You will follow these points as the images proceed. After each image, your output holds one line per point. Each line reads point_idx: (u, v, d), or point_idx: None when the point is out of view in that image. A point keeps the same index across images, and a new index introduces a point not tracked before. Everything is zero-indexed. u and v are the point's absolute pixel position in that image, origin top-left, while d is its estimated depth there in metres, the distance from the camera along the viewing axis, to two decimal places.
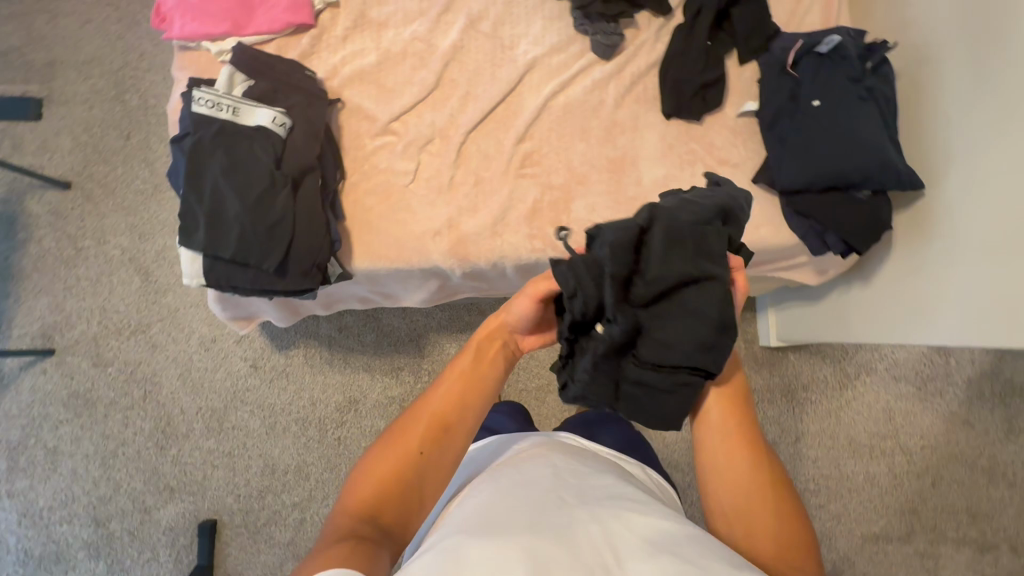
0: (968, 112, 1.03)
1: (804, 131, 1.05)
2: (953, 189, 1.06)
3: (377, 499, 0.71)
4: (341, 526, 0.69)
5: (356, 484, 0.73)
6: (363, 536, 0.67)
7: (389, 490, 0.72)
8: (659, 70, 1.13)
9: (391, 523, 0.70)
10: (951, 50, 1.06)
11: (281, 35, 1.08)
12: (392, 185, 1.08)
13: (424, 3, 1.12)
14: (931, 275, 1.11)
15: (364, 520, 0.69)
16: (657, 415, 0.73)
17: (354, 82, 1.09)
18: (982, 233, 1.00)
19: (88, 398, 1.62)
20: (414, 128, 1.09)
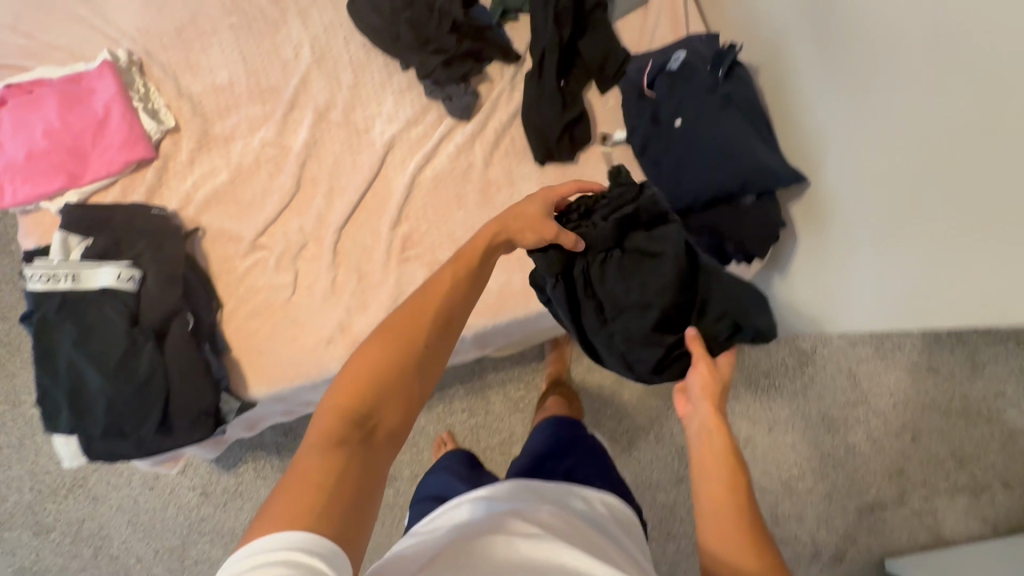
0: (832, 97, 0.99)
1: (674, 153, 1.02)
2: (840, 171, 0.98)
3: (359, 408, 0.59)
4: (323, 424, 0.58)
5: (335, 387, 0.61)
6: (356, 443, 0.57)
7: (372, 403, 0.60)
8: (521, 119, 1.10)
9: (388, 427, 0.61)
10: (799, 41, 1.04)
11: (123, 175, 1.02)
12: (273, 302, 1.03)
13: (267, 107, 1.08)
14: (837, 261, 1.03)
15: (351, 417, 0.59)
16: (568, 305, 0.83)
17: (211, 205, 1.04)
18: (880, 217, 0.92)
19: (36, 570, 1.52)
20: (282, 238, 1.04)
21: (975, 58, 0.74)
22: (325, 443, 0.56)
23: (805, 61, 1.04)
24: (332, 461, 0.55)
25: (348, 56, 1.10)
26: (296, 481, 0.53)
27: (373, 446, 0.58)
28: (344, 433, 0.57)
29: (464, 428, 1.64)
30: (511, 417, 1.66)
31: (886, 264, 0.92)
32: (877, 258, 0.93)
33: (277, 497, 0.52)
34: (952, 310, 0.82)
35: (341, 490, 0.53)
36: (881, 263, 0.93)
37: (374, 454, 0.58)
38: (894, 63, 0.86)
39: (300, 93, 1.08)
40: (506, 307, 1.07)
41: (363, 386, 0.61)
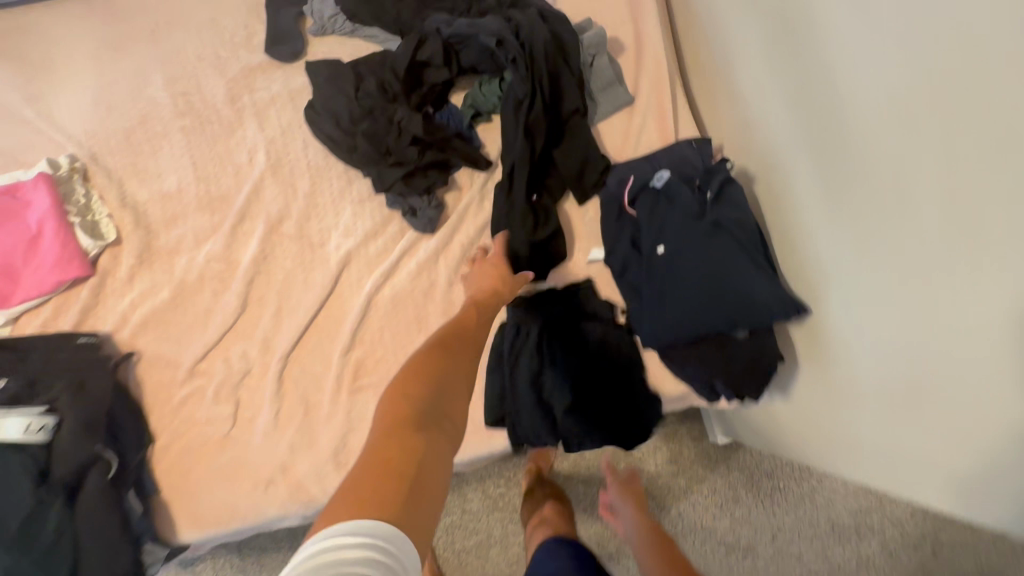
0: (826, 217, 0.81)
1: (656, 283, 0.92)
2: (834, 316, 0.84)
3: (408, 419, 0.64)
4: (387, 410, 0.67)
5: (391, 389, 0.70)
6: (417, 435, 0.62)
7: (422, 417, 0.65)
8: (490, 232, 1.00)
9: (448, 417, 0.69)
10: (792, 143, 0.86)
11: (55, 294, 0.94)
12: (211, 436, 0.94)
13: (216, 217, 1.00)
14: (842, 397, 0.90)
15: (407, 411, 0.66)
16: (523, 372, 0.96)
17: (149, 327, 0.96)
18: (883, 378, 0.79)
19: None
20: (224, 364, 0.95)
21: (995, 241, 0.57)
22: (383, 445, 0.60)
23: (798, 160, 0.86)
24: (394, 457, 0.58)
25: (305, 162, 1.02)
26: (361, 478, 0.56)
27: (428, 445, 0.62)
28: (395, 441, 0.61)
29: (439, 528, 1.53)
30: (490, 514, 1.50)
31: (896, 423, 0.82)
32: (885, 415, 0.83)
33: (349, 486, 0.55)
34: (988, 489, 0.72)
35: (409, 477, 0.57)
36: (889, 419, 0.82)
37: (431, 456, 0.61)
38: (895, 205, 0.67)
39: (252, 202, 1.01)
40: (467, 444, 0.97)
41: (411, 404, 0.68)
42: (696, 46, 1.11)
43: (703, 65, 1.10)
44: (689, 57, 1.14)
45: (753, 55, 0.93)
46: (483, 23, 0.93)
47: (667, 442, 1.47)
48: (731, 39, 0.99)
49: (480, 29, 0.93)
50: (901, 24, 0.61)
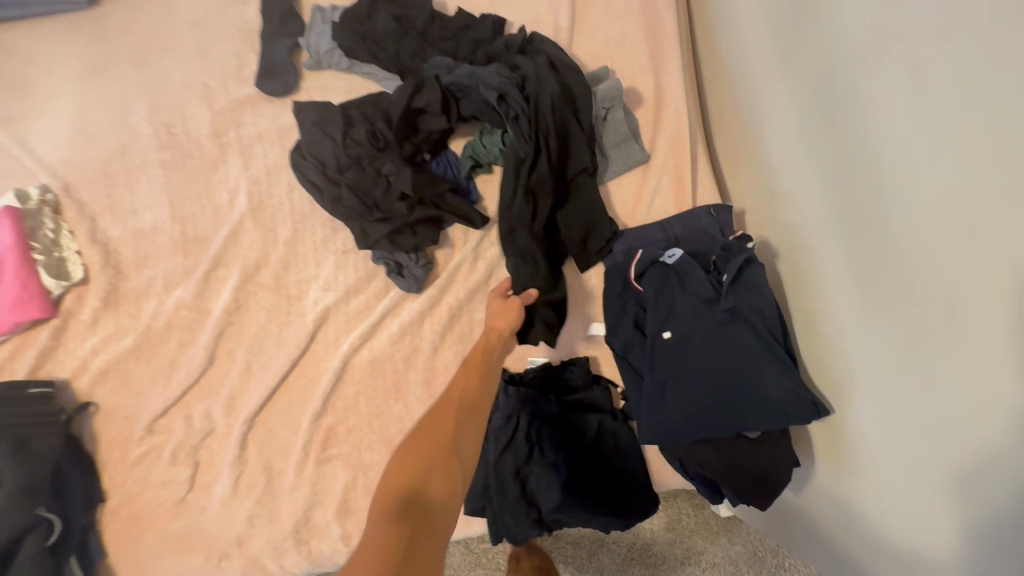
0: (854, 300, 0.75)
1: (659, 372, 0.83)
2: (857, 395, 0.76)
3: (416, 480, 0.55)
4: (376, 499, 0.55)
5: (387, 474, 0.57)
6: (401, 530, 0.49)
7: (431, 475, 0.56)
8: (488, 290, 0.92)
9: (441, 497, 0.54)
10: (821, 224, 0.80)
11: (14, 334, 0.88)
12: (164, 501, 0.87)
13: (190, 260, 0.94)
14: (856, 486, 0.80)
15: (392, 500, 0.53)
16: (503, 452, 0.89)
17: (107, 377, 0.89)
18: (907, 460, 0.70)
19: None
20: (184, 423, 0.88)
21: None
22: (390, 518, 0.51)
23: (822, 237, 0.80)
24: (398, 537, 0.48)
25: (288, 206, 0.95)
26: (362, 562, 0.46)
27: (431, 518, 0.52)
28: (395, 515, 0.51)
29: None
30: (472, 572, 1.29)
31: (914, 519, 0.70)
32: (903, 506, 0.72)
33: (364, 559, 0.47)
34: None
35: None
36: (907, 514, 0.71)
37: (432, 539, 0.50)
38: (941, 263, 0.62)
39: (229, 246, 0.94)
40: None
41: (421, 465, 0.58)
42: (720, 102, 1.02)
43: (727, 123, 1.01)
44: (711, 113, 1.06)
45: (777, 128, 0.87)
46: (484, 74, 0.84)
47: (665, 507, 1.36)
48: (759, 103, 0.91)
49: (480, 80, 0.84)
50: (970, 131, 0.58)
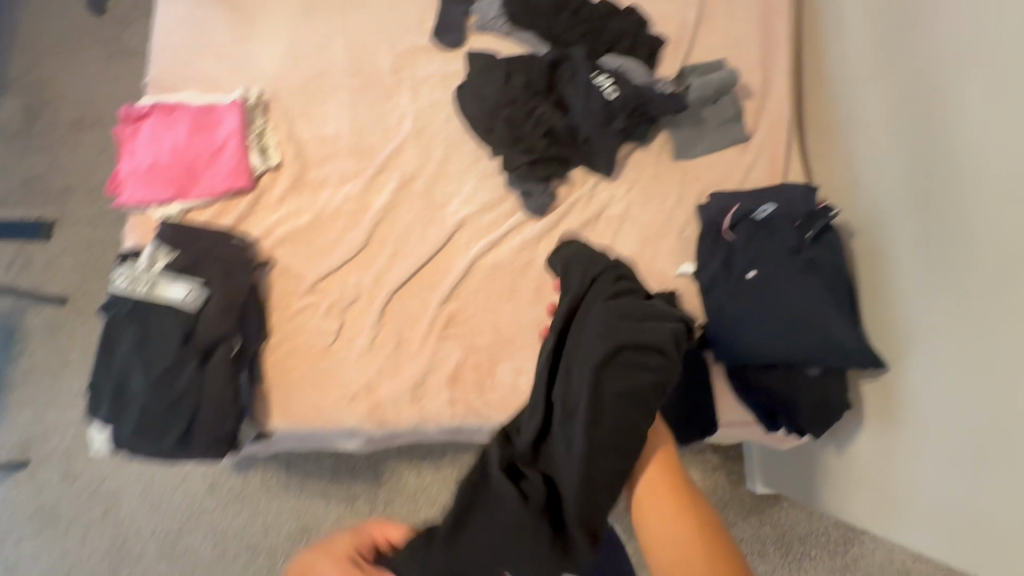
0: (922, 276, 0.90)
1: (739, 304, 0.98)
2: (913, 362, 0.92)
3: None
4: None
5: None
6: None
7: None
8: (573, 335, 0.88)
9: None
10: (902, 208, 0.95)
11: (222, 198, 1.13)
12: (313, 346, 1.07)
13: (360, 164, 1.16)
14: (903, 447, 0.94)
15: None
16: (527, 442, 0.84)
17: (286, 243, 1.12)
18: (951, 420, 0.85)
19: (52, 513, 1.64)
20: (339, 289, 1.09)
21: None
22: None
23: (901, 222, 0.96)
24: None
25: (443, 135, 1.17)
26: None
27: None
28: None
29: None
30: None
31: (952, 468, 0.84)
32: (944, 460, 0.85)
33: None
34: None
35: None
36: (945, 465, 0.85)
37: None
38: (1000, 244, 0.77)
39: (393, 159, 1.16)
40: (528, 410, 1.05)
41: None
42: (817, 103, 1.18)
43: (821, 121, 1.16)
44: (806, 114, 1.21)
45: (873, 128, 1.02)
46: (632, 67, 1.09)
47: (704, 479, 1.57)
48: (858, 104, 1.06)
49: (629, 70, 1.09)
50: None
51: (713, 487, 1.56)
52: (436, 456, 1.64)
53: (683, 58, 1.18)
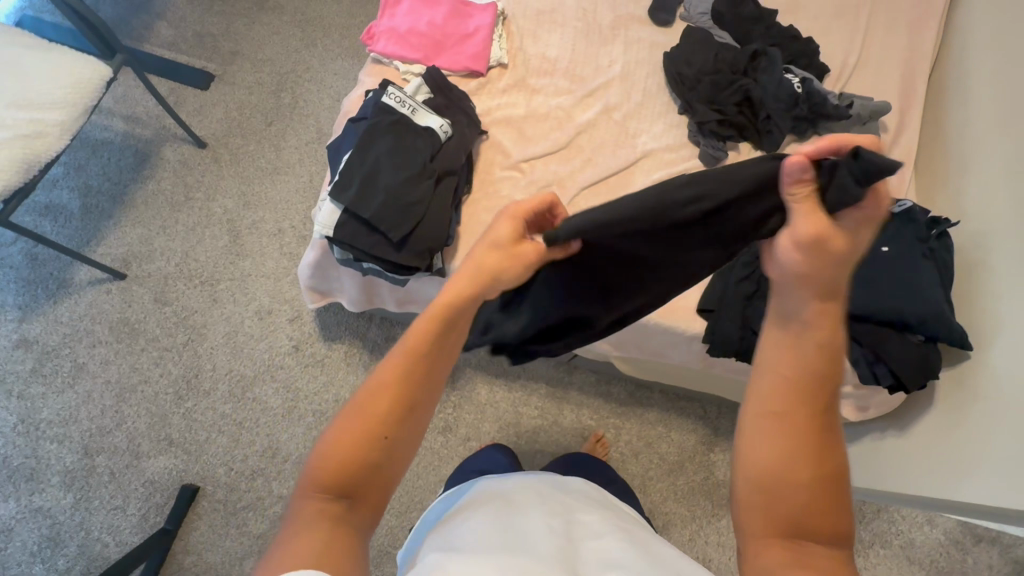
0: (1013, 280, 1.16)
1: (868, 269, 1.20)
2: (997, 350, 1.16)
3: (401, 368, 0.63)
4: (380, 386, 0.63)
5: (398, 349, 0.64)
6: (389, 424, 0.62)
7: (416, 385, 0.64)
8: (736, 283, 1.22)
9: (422, 381, 0.64)
10: (1003, 233, 1.21)
11: (457, 75, 1.32)
12: (508, 210, 1.22)
13: (572, 85, 1.38)
14: (969, 419, 1.17)
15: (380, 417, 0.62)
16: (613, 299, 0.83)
17: (501, 124, 1.30)
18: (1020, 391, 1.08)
19: (134, 328, 1.66)
20: (538, 172, 1.27)
21: None
22: (312, 518, 0.59)
23: (1001, 242, 1.21)
24: (351, 474, 0.60)
25: (643, 85, 1.39)
26: (303, 548, 0.56)
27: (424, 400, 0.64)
28: (331, 501, 0.60)
29: (528, 423, 1.71)
30: (573, 434, 1.72)
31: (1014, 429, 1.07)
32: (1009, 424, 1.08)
33: (276, 550, 0.57)
34: None
35: (369, 455, 0.62)
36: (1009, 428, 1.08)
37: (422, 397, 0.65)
38: None
39: (600, 89, 1.38)
40: (674, 309, 1.24)
41: (395, 383, 0.63)
42: (932, 154, 1.46)
43: (935, 166, 1.44)
44: (921, 160, 1.49)
45: (986, 173, 1.30)
46: (816, 84, 1.33)
47: None
48: (977, 154, 1.33)
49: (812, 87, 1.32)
50: None
51: None
52: (510, 377, 1.75)
53: (841, 87, 1.46)
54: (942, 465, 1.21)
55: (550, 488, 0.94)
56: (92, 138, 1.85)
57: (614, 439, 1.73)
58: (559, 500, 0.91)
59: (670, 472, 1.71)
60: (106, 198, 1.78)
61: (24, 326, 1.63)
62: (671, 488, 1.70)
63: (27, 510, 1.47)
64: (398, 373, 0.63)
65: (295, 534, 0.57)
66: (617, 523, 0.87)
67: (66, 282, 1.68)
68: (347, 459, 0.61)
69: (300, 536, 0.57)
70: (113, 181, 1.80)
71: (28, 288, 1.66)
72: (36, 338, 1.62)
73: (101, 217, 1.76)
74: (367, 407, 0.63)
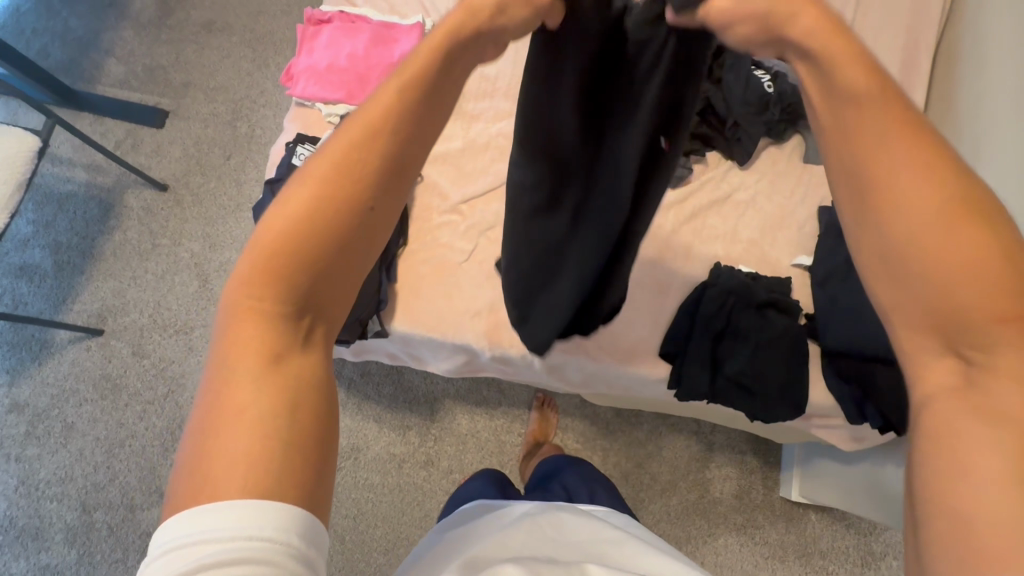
0: None
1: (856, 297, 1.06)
2: None
3: (372, 140, 0.51)
4: (335, 152, 0.51)
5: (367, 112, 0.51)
6: (347, 209, 0.51)
7: (380, 170, 0.52)
8: (704, 325, 1.10)
9: (391, 158, 0.52)
10: None
11: None
12: (447, 260, 1.14)
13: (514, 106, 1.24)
14: None
15: (332, 190, 0.50)
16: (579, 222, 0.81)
17: (436, 161, 1.20)
18: None
19: (116, 383, 1.69)
20: (479, 213, 1.16)
21: None
22: (258, 368, 0.50)
23: None
24: (293, 284, 0.51)
25: None
26: (245, 420, 0.48)
27: (381, 215, 0.54)
28: (282, 324, 0.52)
29: (512, 451, 1.67)
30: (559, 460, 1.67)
31: None
32: None
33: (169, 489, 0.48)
34: None
35: (316, 252, 0.51)
36: None
37: (388, 179, 0.52)
38: None
39: None
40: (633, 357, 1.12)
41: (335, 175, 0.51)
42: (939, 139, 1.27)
43: None
44: None
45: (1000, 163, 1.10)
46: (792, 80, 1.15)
47: (741, 479, 1.66)
48: (990, 140, 1.14)
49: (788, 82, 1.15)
50: None
51: (748, 487, 1.65)
52: (490, 405, 1.70)
53: None
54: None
55: (535, 511, 0.94)
56: (55, 191, 1.84)
57: (603, 462, 1.67)
58: (546, 525, 0.90)
59: (662, 493, 1.65)
60: (75, 254, 1.78)
61: (14, 390, 1.67)
62: (664, 510, 1.63)
63: (36, 568, 1.54)
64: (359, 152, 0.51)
65: (231, 386, 0.49)
66: (606, 534, 0.89)
67: (47, 343, 1.71)
68: (288, 252, 0.50)
69: (241, 392, 0.49)
70: (80, 235, 1.79)
71: (13, 351, 1.70)
72: (26, 402, 1.66)
73: (73, 273, 1.76)
74: (317, 188, 0.50)
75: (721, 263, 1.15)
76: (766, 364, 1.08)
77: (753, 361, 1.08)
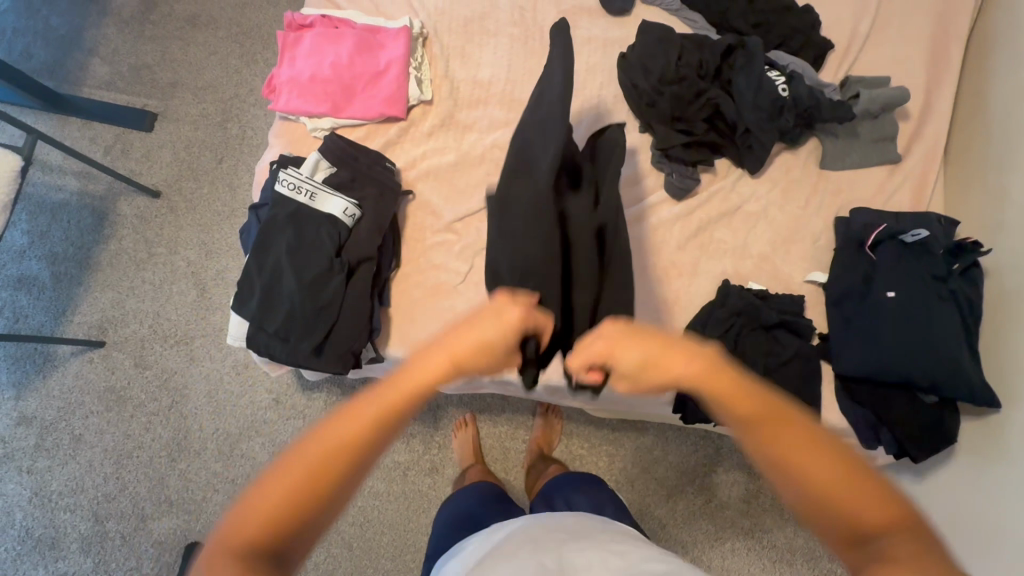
0: None
1: (871, 319, 1.00)
2: None
3: (390, 414, 0.59)
4: (360, 413, 0.57)
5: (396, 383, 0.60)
6: (346, 460, 0.55)
7: (388, 431, 0.58)
8: (713, 347, 1.04)
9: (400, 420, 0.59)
10: None
11: (373, 122, 1.14)
12: (442, 283, 1.09)
13: (510, 114, 1.17)
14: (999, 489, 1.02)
15: (346, 447, 0.56)
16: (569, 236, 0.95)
17: (428, 177, 1.14)
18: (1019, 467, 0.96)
19: (120, 395, 1.69)
20: (475, 233, 1.12)
21: None
22: None
23: None
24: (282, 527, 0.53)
25: (596, 100, 1.17)
26: None
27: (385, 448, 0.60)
28: (263, 552, 0.52)
29: (517, 458, 1.66)
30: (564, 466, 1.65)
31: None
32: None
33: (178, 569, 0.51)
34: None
35: (313, 497, 0.54)
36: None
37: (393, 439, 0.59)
38: None
39: None
40: None
41: (365, 432, 0.57)
42: (966, 139, 1.18)
43: (970, 156, 1.16)
44: (954, 145, 1.20)
45: None
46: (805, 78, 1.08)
47: (749, 483, 1.64)
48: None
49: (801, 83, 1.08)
50: None
51: (756, 491, 1.63)
52: (494, 411, 1.68)
53: (847, 69, 1.18)
54: (954, 524, 1.11)
55: (540, 530, 0.85)
56: (47, 200, 1.80)
57: (609, 468, 1.65)
58: (551, 543, 0.81)
59: (669, 497, 1.63)
60: (71, 265, 1.76)
61: (21, 403, 1.68)
62: (671, 515, 1.62)
63: None
64: (379, 417, 0.58)
65: None
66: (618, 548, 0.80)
67: (51, 356, 1.71)
68: (293, 497, 0.53)
69: None
70: (76, 246, 1.77)
71: (18, 365, 1.70)
72: (34, 415, 1.68)
73: (71, 284, 1.75)
74: (330, 434, 0.56)
75: (729, 280, 1.09)
76: (781, 386, 1.03)
77: (763, 384, 1.03)
